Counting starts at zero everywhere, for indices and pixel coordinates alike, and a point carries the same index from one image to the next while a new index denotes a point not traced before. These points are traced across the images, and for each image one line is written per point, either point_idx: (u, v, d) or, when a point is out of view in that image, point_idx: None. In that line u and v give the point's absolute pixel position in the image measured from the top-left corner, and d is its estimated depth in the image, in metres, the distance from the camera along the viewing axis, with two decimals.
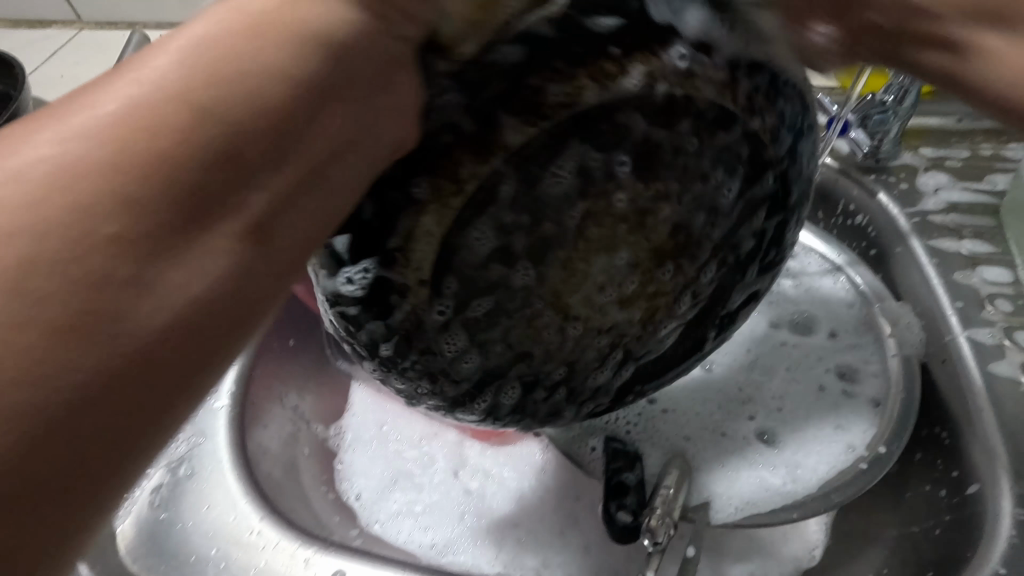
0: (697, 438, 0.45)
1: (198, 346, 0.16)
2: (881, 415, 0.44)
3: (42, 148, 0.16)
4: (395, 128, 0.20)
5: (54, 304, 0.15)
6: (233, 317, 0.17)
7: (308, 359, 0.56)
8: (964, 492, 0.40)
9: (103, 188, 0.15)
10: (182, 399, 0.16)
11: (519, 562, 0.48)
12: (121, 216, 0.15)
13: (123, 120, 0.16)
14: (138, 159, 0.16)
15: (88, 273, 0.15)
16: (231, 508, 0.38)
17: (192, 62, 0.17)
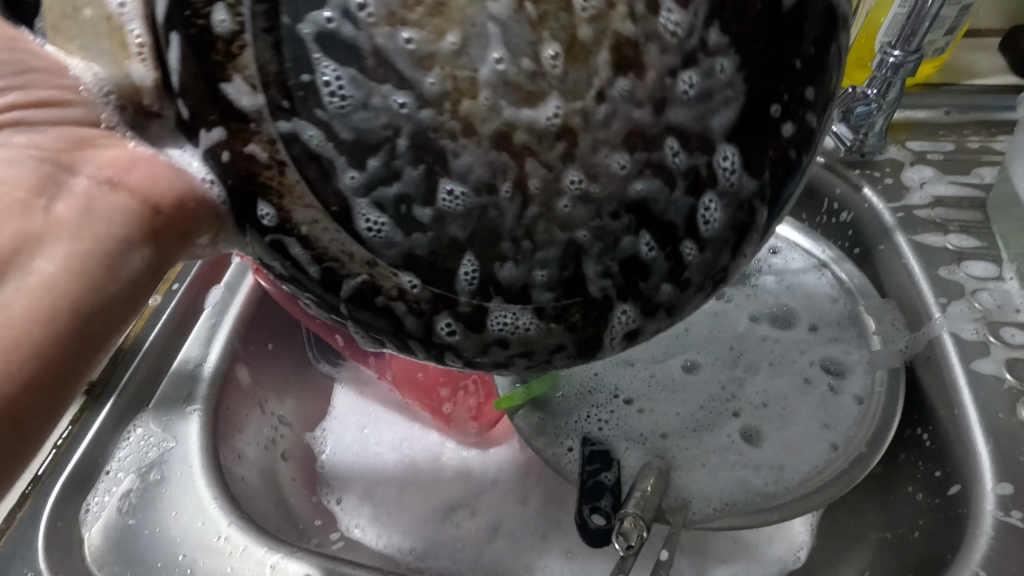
0: (676, 436, 0.44)
1: (35, 400, 0.23)
2: (865, 414, 0.43)
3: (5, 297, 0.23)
4: (102, 233, 0.24)
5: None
6: (30, 405, 0.23)
7: (289, 362, 0.55)
8: (946, 493, 0.39)
9: (50, 315, 0.23)
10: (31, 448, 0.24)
11: (501, 566, 0.47)
12: (58, 330, 0.23)
13: (35, 282, 0.23)
14: (74, 294, 0.23)
15: (23, 365, 0.23)
16: (199, 514, 0.38)
17: (126, 219, 0.24)
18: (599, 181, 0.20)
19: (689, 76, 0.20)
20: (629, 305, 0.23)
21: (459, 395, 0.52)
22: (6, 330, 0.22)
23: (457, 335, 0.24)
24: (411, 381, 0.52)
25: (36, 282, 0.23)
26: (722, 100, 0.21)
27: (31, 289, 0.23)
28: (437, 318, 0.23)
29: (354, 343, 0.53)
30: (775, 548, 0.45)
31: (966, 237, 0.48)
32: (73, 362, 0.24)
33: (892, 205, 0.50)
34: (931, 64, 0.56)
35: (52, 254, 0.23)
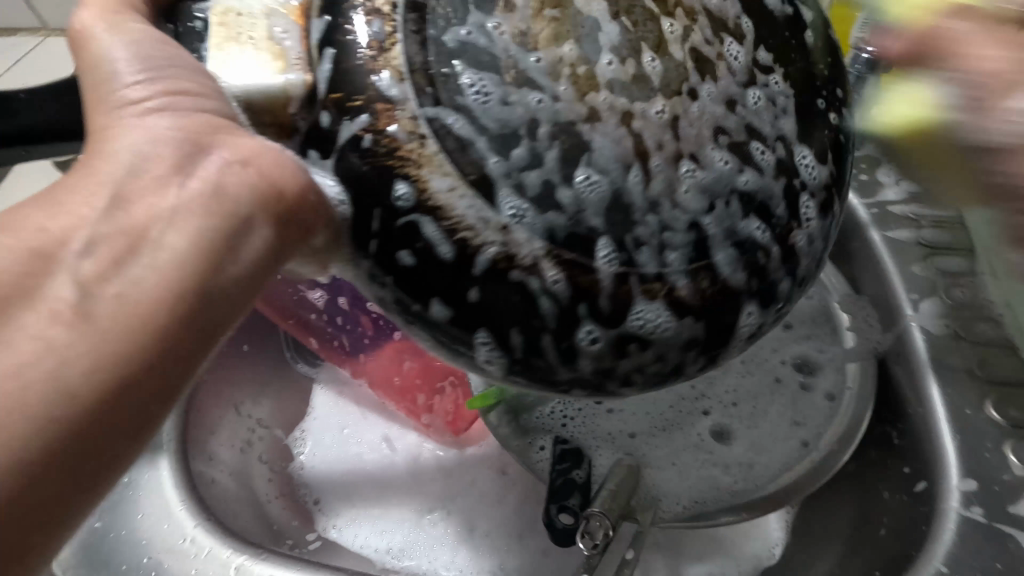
0: (644, 435, 0.44)
1: (143, 406, 0.22)
2: (836, 411, 0.43)
3: (127, 282, 0.22)
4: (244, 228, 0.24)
5: (91, 378, 0.21)
6: (141, 405, 0.22)
7: (266, 364, 0.55)
8: (914, 490, 0.39)
9: (160, 306, 0.22)
10: (119, 455, 0.22)
11: (477, 565, 0.47)
12: (162, 329, 0.22)
13: (164, 270, 0.23)
14: (183, 292, 0.23)
15: (132, 369, 0.22)
16: (164, 517, 0.38)
17: (233, 211, 0.24)
18: (704, 167, 0.24)
19: (756, 88, 0.26)
20: (749, 309, 0.27)
21: (436, 397, 0.53)
22: (107, 326, 0.22)
23: (597, 342, 0.26)
24: (388, 382, 0.53)
25: (164, 263, 0.23)
26: (782, 106, 0.27)
27: (157, 255, 0.23)
28: (550, 305, 0.25)
29: (326, 343, 0.52)
30: (748, 547, 0.45)
31: (939, 233, 0.48)
32: (172, 364, 0.23)
33: (866, 202, 0.50)
34: None
35: (176, 237, 0.23)
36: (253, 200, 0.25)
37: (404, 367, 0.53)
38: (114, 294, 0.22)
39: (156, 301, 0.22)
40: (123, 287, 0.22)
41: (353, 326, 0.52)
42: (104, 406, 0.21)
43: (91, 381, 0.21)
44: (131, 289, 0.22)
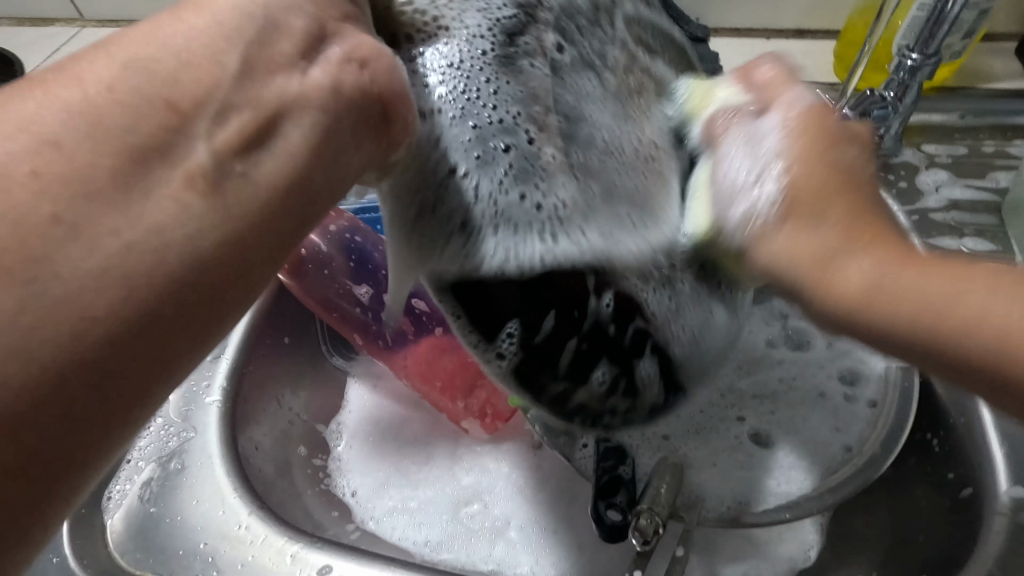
0: (679, 433, 0.44)
1: (187, 333, 0.20)
2: (878, 417, 0.44)
3: (162, 205, 0.20)
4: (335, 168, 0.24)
5: (137, 297, 0.19)
6: (188, 333, 0.20)
7: (305, 357, 0.56)
8: (958, 496, 0.40)
9: (219, 236, 0.20)
10: (145, 391, 0.20)
11: (514, 559, 0.48)
12: (210, 254, 0.20)
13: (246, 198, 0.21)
14: (242, 223, 0.21)
15: (174, 292, 0.19)
16: (219, 504, 0.38)
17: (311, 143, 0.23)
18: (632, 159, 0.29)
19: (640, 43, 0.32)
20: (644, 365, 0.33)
21: (474, 391, 0.53)
22: (155, 246, 0.19)
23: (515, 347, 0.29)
24: (422, 376, 0.53)
25: (249, 191, 0.22)
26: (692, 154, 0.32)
27: (232, 190, 0.21)
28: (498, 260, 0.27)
29: (370, 338, 0.52)
30: (788, 545, 0.45)
31: (980, 241, 0.48)
32: (221, 303, 0.21)
33: (908, 209, 0.51)
34: (947, 68, 0.57)
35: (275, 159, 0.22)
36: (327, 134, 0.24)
37: (442, 362, 0.52)
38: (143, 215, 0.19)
39: (205, 250, 0.20)
40: (155, 211, 0.19)
41: (393, 323, 0.52)
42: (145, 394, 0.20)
43: (118, 328, 0.18)
44: (162, 216, 0.20)
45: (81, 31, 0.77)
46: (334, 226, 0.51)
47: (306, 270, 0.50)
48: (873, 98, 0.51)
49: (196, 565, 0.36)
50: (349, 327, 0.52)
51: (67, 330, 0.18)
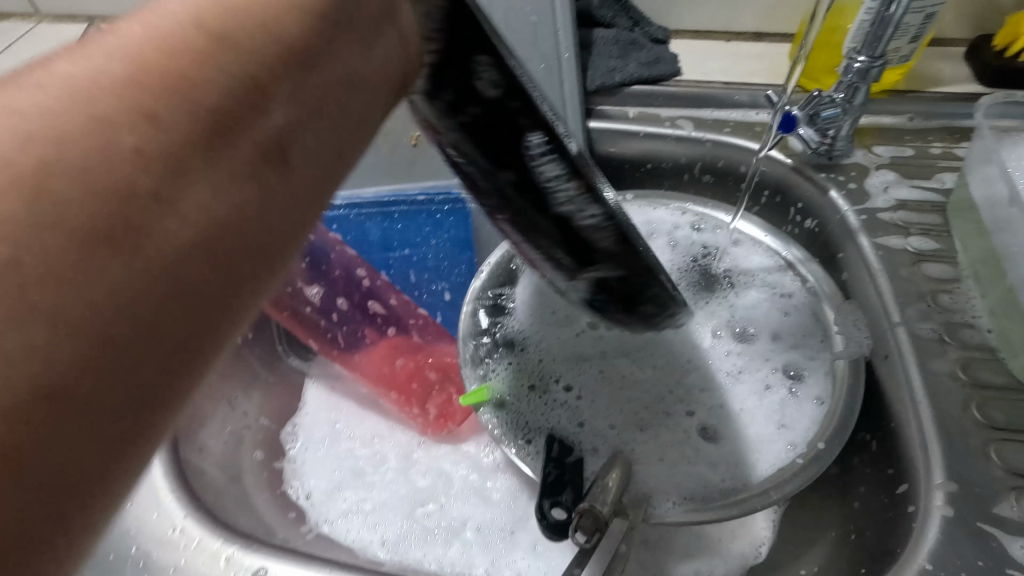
0: (620, 426, 0.45)
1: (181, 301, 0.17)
2: (823, 413, 0.44)
3: (82, 62, 0.18)
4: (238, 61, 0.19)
5: (72, 218, 0.16)
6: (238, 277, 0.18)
7: (258, 359, 0.55)
8: (895, 491, 0.40)
9: (129, 111, 0.17)
10: (174, 370, 0.17)
11: (468, 561, 0.47)
12: (143, 132, 0.17)
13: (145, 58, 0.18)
14: (140, 93, 0.17)
15: (112, 187, 0.16)
16: (154, 507, 0.37)
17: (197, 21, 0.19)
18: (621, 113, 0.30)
19: None
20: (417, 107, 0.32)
21: (430, 394, 0.53)
22: (57, 112, 0.16)
23: None
24: (377, 374, 0.53)
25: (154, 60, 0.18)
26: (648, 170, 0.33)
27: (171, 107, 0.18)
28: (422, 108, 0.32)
29: (322, 339, 0.52)
30: (737, 543, 0.45)
31: (926, 240, 0.49)
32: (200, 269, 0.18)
33: (856, 208, 0.52)
34: (897, 72, 0.58)
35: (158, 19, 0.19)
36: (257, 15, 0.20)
37: (395, 364, 0.53)
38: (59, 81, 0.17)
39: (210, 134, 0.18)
40: (84, 71, 0.17)
41: (354, 326, 0.53)
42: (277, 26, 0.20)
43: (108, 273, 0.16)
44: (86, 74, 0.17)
45: (35, 28, 0.68)
46: None
47: None
48: (822, 100, 0.52)
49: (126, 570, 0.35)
50: (301, 327, 0.52)
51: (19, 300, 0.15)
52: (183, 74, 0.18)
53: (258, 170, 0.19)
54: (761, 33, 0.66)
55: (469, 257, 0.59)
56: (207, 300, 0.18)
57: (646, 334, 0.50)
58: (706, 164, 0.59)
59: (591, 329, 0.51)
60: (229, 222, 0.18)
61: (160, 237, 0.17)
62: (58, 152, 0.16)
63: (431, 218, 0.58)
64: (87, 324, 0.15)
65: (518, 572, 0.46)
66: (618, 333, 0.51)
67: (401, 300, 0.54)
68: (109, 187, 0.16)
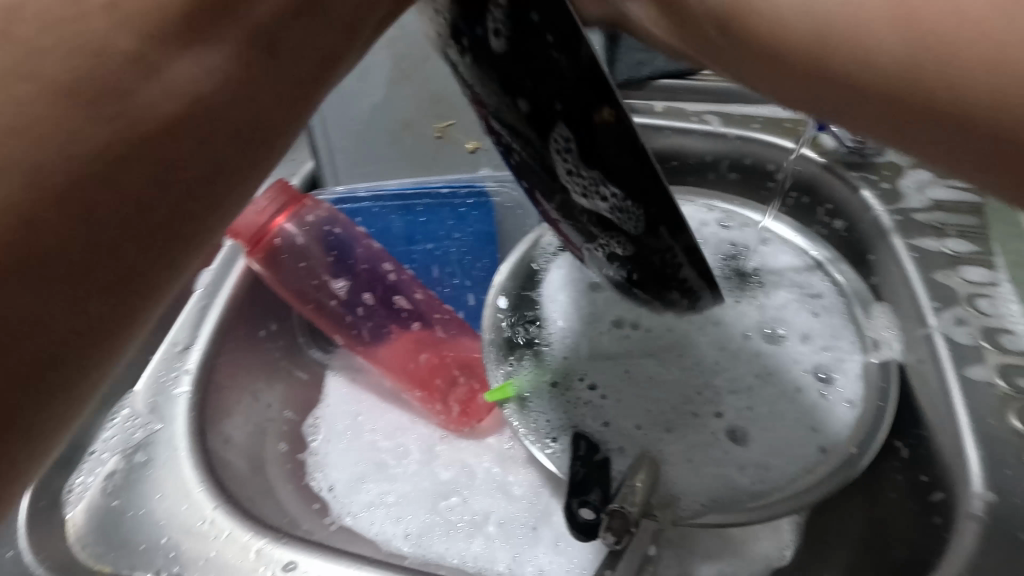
0: (647, 427, 0.45)
1: (199, 194, 0.21)
2: (854, 417, 0.43)
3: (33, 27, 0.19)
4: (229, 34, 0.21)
5: (63, 162, 0.18)
6: (182, 209, 0.21)
7: (279, 351, 0.55)
8: (928, 499, 0.39)
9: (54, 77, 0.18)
10: (164, 268, 0.21)
11: (491, 555, 0.47)
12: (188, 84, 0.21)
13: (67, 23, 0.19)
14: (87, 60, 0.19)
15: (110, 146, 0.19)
16: (183, 498, 0.38)
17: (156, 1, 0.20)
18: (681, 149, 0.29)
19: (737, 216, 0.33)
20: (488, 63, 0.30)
21: (452, 388, 0.53)
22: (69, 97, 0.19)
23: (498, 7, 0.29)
24: (401, 368, 0.53)
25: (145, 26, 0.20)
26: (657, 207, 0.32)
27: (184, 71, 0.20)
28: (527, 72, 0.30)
29: (346, 331, 0.52)
30: (761, 545, 0.45)
31: (963, 242, 0.48)
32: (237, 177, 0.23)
33: (890, 208, 0.51)
34: None
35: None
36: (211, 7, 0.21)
37: (417, 359, 0.53)
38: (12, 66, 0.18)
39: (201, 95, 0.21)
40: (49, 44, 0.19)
41: (376, 319, 0.53)
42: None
43: (112, 208, 0.19)
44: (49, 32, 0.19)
45: None
46: (311, 216, 0.50)
47: (280, 259, 0.49)
48: None
49: (156, 561, 0.35)
50: (326, 320, 0.52)
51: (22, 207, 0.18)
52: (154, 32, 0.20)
53: (257, 70, 0.22)
54: None
55: (491, 251, 0.58)
56: (209, 220, 0.22)
57: (672, 335, 0.50)
58: (734, 161, 0.57)
59: (615, 328, 0.50)
60: (201, 163, 0.21)
61: (94, 131, 0.19)
62: (98, 114, 0.19)
63: (454, 212, 0.57)
64: (79, 191, 0.19)
65: (540, 568, 0.46)
66: (644, 332, 0.50)
67: (426, 295, 0.54)
68: (65, 134, 0.18)
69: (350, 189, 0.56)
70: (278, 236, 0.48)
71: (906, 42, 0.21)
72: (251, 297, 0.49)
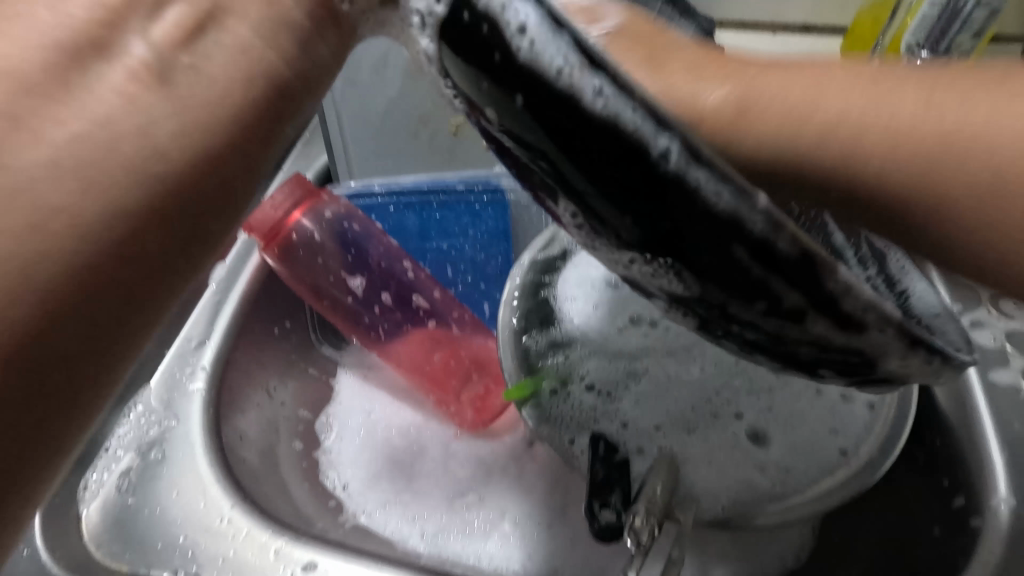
0: (667, 427, 0.44)
1: (38, 402, 0.22)
2: (875, 420, 0.43)
3: (57, 191, 0.22)
4: (94, 249, 0.23)
5: (16, 325, 0.22)
6: (72, 367, 0.23)
7: (292, 348, 0.55)
8: (950, 503, 0.39)
9: (53, 250, 0.22)
10: (65, 414, 0.23)
11: (508, 554, 0.47)
12: (89, 259, 0.23)
13: (82, 286, 0.23)
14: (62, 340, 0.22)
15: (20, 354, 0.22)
16: (201, 495, 0.37)
17: (76, 271, 0.22)
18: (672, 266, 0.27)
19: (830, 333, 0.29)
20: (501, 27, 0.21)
21: (465, 384, 0.52)
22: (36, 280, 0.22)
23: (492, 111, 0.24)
24: (414, 365, 0.52)
25: (40, 284, 0.22)
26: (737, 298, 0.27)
27: (74, 233, 0.23)
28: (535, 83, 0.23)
29: (362, 330, 0.52)
30: (777, 546, 0.43)
31: None
32: (115, 349, 0.24)
33: None
34: None
35: (115, 175, 0.23)
36: (151, 188, 0.24)
37: (433, 357, 0.52)
38: (61, 252, 0.22)
39: (82, 274, 0.23)
40: (70, 246, 0.22)
41: (391, 317, 0.53)
42: (177, 189, 0.24)
43: (32, 320, 0.22)
44: (50, 210, 0.22)
45: None
46: (329, 211, 0.49)
47: (296, 256, 0.48)
48: None
49: (174, 560, 0.35)
50: (342, 318, 0.52)
51: (21, 338, 0.22)
52: (114, 193, 0.23)
53: (92, 326, 0.23)
54: (809, 25, 0.65)
55: (505, 247, 0.57)
56: (89, 351, 0.23)
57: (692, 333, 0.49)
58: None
59: (633, 326, 0.49)
60: (77, 331, 0.23)
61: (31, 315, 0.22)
62: (24, 274, 0.22)
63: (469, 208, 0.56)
64: (20, 356, 0.22)
65: (557, 567, 0.46)
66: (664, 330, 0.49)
67: (444, 294, 0.54)
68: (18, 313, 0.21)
69: (366, 184, 0.56)
70: (297, 232, 0.48)
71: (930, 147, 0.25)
72: (263, 292, 0.49)
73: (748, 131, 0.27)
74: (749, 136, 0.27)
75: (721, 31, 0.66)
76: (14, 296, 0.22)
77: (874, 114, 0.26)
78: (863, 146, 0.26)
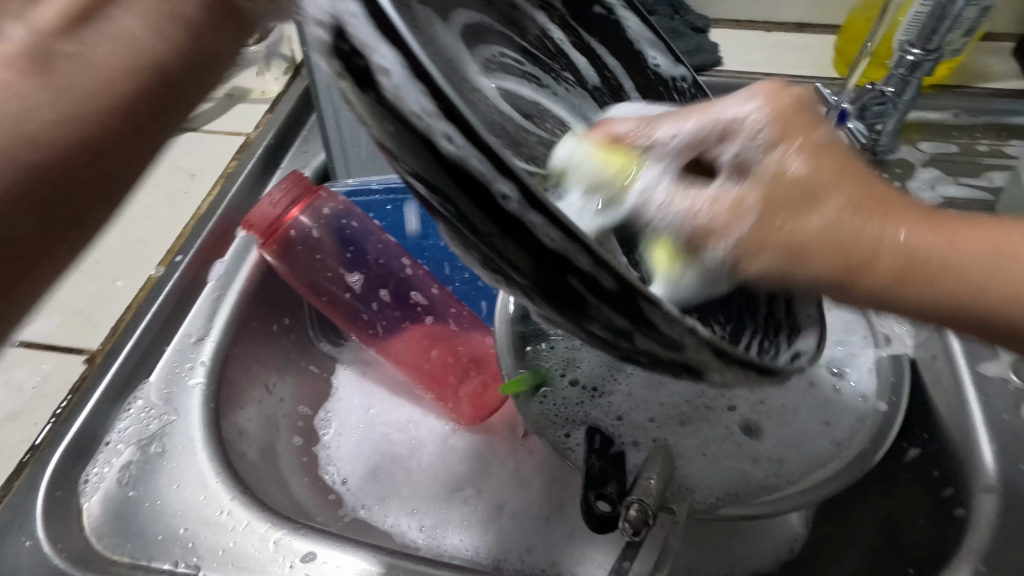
0: (661, 420, 0.45)
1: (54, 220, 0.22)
2: (869, 411, 0.43)
3: (103, 43, 0.23)
4: (103, 64, 0.23)
5: (39, 146, 0.21)
6: (69, 211, 0.22)
7: (292, 345, 0.55)
8: (940, 494, 0.40)
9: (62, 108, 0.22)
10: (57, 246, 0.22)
11: (506, 546, 0.47)
12: (90, 99, 0.22)
13: (71, 106, 0.22)
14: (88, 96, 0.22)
15: (28, 135, 0.21)
16: (201, 488, 0.37)
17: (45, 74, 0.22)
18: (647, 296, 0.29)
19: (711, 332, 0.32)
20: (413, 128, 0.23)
21: (463, 380, 0.53)
22: (54, 89, 0.22)
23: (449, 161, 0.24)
24: (410, 360, 0.52)
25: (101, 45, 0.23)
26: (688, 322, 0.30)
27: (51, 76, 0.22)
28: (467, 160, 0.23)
29: (360, 327, 0.52)
30: (772, 540, 0.45)
31: None
32: (79, 206, 0.23)
33: None
34: (947, 67, 0.57)
35: (106, 38, 0.23)
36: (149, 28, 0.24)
37: (430, 354, 0.53)
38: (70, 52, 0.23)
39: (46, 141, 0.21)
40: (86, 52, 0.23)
41: (389, 314, 0.53)
42: (111, 85, 0.23)
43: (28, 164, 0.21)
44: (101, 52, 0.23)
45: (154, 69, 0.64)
46: (326, 208, 0.50)
47: (295, 252, 0.48)
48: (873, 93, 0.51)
49: (175, 551, 0.35)
50: (340, 314, 0.52)
51: (20, 138, 0.21)
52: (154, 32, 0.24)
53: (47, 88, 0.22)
54: (803, 24, 0.66)
55: None
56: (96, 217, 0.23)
57: None
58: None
59: None
60: (103, 148, 0.23)
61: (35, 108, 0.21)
62: (73, 106, 0.22)
63: None
64: (56, 161, 0.22)
65: (554, 560, 0.46)
66: None
67: (442, 291, 0.54)
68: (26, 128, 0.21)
69: (363, 181, 0.56)
70: (295, 227, 0.48)
71: (944, 306, 0.24)
72: (263, 289, 0.49)
73: (805, 267, 0.24)
74: (776, 272, 0.24)
75: (717, 30, 0.66)
76: (11, 134, 0.21)
77: (976, 282, 0.24)
78: (943, 242, 0.24)
